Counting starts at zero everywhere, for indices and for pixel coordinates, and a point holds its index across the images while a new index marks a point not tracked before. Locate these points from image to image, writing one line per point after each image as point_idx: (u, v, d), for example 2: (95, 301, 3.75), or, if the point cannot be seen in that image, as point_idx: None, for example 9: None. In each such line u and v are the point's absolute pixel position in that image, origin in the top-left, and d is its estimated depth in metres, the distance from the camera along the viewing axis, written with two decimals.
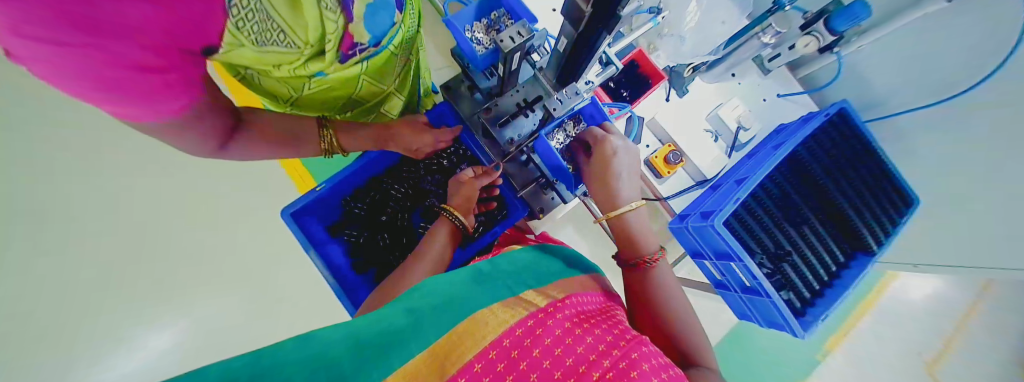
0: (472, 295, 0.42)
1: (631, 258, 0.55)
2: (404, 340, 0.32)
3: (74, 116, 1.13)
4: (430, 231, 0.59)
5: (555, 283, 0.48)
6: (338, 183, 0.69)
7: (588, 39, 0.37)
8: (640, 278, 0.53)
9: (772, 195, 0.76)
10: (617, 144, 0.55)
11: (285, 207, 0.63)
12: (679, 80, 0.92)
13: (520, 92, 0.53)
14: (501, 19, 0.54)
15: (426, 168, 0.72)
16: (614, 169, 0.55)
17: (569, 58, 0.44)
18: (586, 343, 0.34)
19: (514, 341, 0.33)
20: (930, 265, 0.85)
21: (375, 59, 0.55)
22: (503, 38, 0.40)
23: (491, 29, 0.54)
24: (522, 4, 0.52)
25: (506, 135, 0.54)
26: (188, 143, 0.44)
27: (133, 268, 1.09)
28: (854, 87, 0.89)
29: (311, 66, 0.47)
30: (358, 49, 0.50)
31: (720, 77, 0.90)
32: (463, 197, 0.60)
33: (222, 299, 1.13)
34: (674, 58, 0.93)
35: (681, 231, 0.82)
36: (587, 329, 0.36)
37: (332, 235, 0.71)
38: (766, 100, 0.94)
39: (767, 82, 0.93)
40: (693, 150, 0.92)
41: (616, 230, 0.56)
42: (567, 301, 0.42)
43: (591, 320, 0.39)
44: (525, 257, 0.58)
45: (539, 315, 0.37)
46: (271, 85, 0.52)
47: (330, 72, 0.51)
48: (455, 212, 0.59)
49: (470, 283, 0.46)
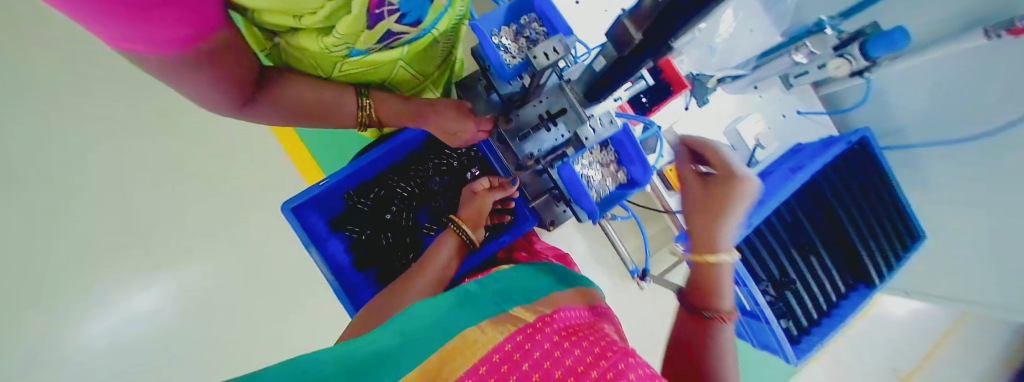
0: (462, 315, 0.41)
1: (704, 306, 0.46)
2: (393, 362, 0.31)
3: None
4: (434, 243, 0.57)
5: (546, 298, 0.47)
6: (342, 179, 0.66)
7: (632, 64, 0.34)
8: (705, 330, 0.44)
9: (785, 221, 0.75)
10: (747, 178, 0.49)
11: (286, 202, 0.60)
12: (702, 89, 0.89)
13: (544, 103, 0.50)
14: (530, 27, 0.46)
15: (435, 169, 0.69)
16: (734, 200, 0.48)
17: (600, 77, 0.40)
18: (573, 356, 0.31)
19: (502, 356, 0.31)
20: (923, 294, 0.93)
21: (419, 43, 0.44)
22: (536, 55, 0.36)
23: (518, 38, 0.46)
24: (560, 15, 0.45)
25: (525, 149, 0.50)
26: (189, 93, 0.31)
27: None
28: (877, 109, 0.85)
29: (339, 43, 0.37)
30: (387, 10, 0.34)
31: (743, 89, 0.89)
32: (474, 208, 0.58)
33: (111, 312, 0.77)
34: (719, 68, 0.84)
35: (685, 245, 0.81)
36: (575, 343, 0.34)
37: (334, 231, 0.69)
38: (786, 116, 0.91)
39: (789, 97, 0.90)
40: None
41: (699, 272, 0.48)
42: (556, 320, 0.40)
43: (579, 334, 0.38)
44: (517, 271, 0.58)
45: (525, 334, 0.36)
46: (297, 59, 0.42)
47: (369, 52, 0.41)
48: (463, 225, 0.56)
49: (462, 304, 0.45)
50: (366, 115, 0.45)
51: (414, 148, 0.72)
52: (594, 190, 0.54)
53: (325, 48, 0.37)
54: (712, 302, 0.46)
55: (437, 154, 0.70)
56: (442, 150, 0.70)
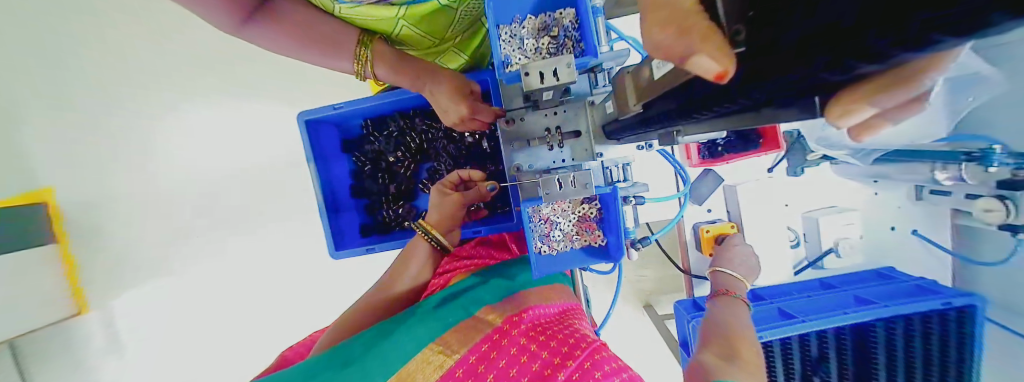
0: (429, 318, 0.44)
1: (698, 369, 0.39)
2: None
3: None
4: (410, 246, 0.54)
5: (513, 295, 0.47)
6: (359, 108, 0.65)
7: (634, 127, 0.28)
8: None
9: (807, 350, 0.63)
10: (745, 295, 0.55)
11: (305, 112, 0.62)
12: (799, 158, 0.71)
13: (557, 117, 0.42)
14: (565, 24, 0.34)
15: (447, 131, 0.66)
16: (740, 308, 0.50)
17: (616, 120, 0.32)
18: (539, 361, 0.37)
19: (465, 370, 0.37)
20: None
21: (421, 6, 0.37)
22: (531, 70, 0.29)
23: (548, 33, 0.35)
24: (593, 26, 0.32)
25: (515, 160, 0.44)
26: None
27: (112, 48, 0.95)
28: (1009, 288, 0.58)
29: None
30: None
31: (857, 177, 0.70)
32: (443, 213, 0.53)
33: (185, 138, 0.99)
34: (825, 146, 0.62)
35: (680, 309, 0.69)
36: (543, 342, 0.39)
37: (344, 151, 0.71)
38: (895, 229, 0.70)
39: (913, 210, 0.68)
40: (760, 243, 0.73)
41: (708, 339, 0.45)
42: (525, 315, 0.43)
43: (549, 330, 0.41)
44: (499, 265, 0.56)
45: (492, 338, 0.40)
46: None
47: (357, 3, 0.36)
48: (432, 232, 0.52)
49: (431, 302, 0.47)
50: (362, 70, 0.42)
51: None
52: (543, 248, 0.39)
53: None
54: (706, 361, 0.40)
55: None
56: None
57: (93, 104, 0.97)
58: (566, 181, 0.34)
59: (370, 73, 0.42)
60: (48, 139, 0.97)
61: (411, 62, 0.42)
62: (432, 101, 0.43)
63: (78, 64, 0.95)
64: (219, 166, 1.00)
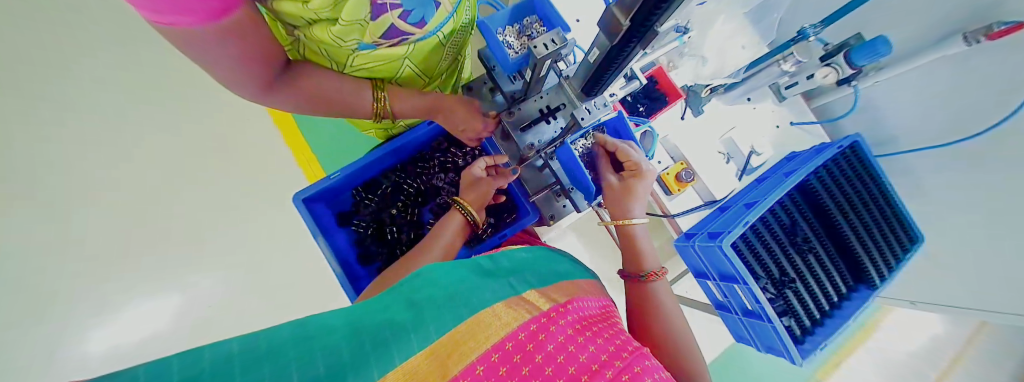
0: (474, 292, 0.41)
1: (637, 270, 0.57)
2: (405, 333, 0.32)
3: (108, 110, 1.24)
4: (444, 219, 0.62)
5: (552, 286, 0.48)
6: (354, 172, 0.70)
7: (618, 52, 0.38)
8: (641, 293, 0.56)
9: (779, 220, 0.77)
10: (644, 169, 0.57)
11: (298, 191, 0.65)
12: (696, 99, 0.92)
13: (543, 99, 0.56)
14: (533, 26, 0.56)
15: (441, 165, 0.74)
16: (643, 189, 0.58)
17: (598, 70, 0.44)
18: (588, 352, 0.33)
19: (515, 346, 0.32)
20: (929, 303, 0.84)
21: (420, 45, 0.56)
22: (536, 45, 0.41)
23: (523, 35, 0.56)
24: (556, 12, 0.54)
25: (526, 140, 0.57)
26: (243, 80, 0.45)
27: (133, 248, 1.17)
28: (871, 120, 0.86)
29: (349, 35, 0.47)
30: (391, 6, 0.44)
31: (737, 100, 0.92)
32: (477, 192, 0.63)
33: (198, 294, 1.17)
34: (713, 76, 0.89)
35: (687, 249, 0.84)
36: (589, 338, 0.35)
37: (341, 223, 0.72)
38: (779, 126, 0.94)
39: (783, 109, 0.93)
40: (707, 172, 0.93)
41: (622, 237, 0.60)
42: (569, 306, 0.41)
43: (592, 327, 0.38)
44: (528, 253, 0.60)
45: (540, 321, 0.36)
46: (313, 52, 0.53)
47: (376, 47, 0.51)
48: (469, 207, 0.61)
49: (475, 277, 0.46)
50: (379, 107, 0.63)
51: (421, 148, 0.77)
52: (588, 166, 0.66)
53: (336, 40, 0.48)
54: (642, 266, 0.57)
55: (443, 152, 0.74)
56: (449, 148, 0.75)
57: (110, 304, 1.12)
58: (591, 108, 0.51)
59: (384, 107, 0.63)
60: (62, 356, 1.06)
61: (421, 104, 0.64)
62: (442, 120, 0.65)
63: (96, 273, 1.12)
64: (241, 307, 1.18)
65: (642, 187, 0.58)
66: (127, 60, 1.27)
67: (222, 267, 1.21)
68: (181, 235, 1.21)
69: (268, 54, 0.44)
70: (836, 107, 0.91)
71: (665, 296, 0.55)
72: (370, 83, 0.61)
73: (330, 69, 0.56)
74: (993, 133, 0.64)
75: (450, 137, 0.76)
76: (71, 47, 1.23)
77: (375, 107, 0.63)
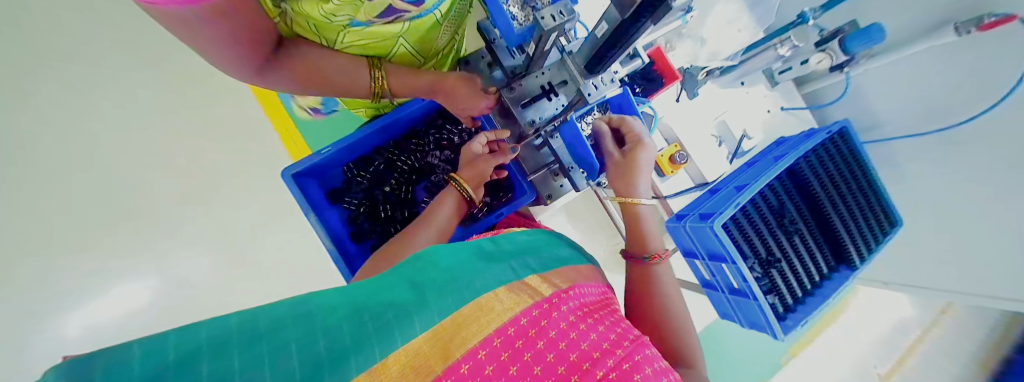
0: (476, 275, 0.41)
1: (642, 252, 0.57)
2: (408, 313, 0.31)
3: (69, 79, 1.16)
4: (438, 197, 0.61)
5: (553, 271, 0.48)
6: (344, 148, 0.68)
7: (628, 28, 0.36)
8: (644, 272, 0.55)
9: (769, 204, 0.79)
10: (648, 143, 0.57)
11: (287, 167, 0.62)
12: (693, 82, 0.89)
13: (546, 75, 0.55)
14: None
15: (436, 143, 0.72)
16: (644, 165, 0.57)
17: (604, 46, 0.43)
18: (589, 340, 0.33)
19: (518, 331, 0.32)
20: (903, 284, 0.89)
21: (416, 22, 0.52)
22: (543, 16, 0.40)
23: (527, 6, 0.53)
24: None
25: (528, 116, 0.57)
26: (230, 60, 0.43)
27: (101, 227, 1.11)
28: (858, 106, 0.88)
29: (341, 12, 0.44)
30: None
31: (731, 84, 0.91)
32: (476, 170, 0.61)
33: (177, 273, 1.13)
34: (710, 59, 0.91)
35: (678, 230, 0.86)
36: (591, 325, 0.36)
37: (333, 201, 0.71)
38: (771, 112, 0.95)
39: (774, 94, 0.94)
40: (700, 155, 0.94)
41: (628, 218, 0.59)
42: (571, 293, 0.41)
43: (593, 314, 0.39)
44: (526, 237, 0.59)
45: (543, 306, 0.36)
46: (300, 26, 0.50)
47: (369, 25, 0.49)
48: (465, 184, 0.60)
49: (477, 260, 0.46)
50: (379, 87, 0.60)
51: (414, 125, 0.75)
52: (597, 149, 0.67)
53: (326, 16, 0.45)
54: (646, 247, 0.57)
55: (438, 129, 0.73)
56: (443, 125, 0.73)
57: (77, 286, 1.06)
58: (598, 83, 0.52)
59: (383, 87, 0.60)
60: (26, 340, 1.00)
61: (418, 80, 0.61)
62: (441, 96, 0.63)
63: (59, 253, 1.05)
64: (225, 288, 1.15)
65: (645, 158, 0.57)
66: (88, 28, 1.19)
67: (203, 247, 1.17)
68: (163, 211, 1.17)
69: (254, 32, 0.41)
70: (826, 92, 0.92)
71: (668, 283, 0.54)
72: (367, 61, 0.58)
73: (318, 43, 0.53)
74: (977, 122, 0.66)
75: (445, 114, 0.75)
76: (42, 10, 1.16)
77: (373, 88, 0.60)
